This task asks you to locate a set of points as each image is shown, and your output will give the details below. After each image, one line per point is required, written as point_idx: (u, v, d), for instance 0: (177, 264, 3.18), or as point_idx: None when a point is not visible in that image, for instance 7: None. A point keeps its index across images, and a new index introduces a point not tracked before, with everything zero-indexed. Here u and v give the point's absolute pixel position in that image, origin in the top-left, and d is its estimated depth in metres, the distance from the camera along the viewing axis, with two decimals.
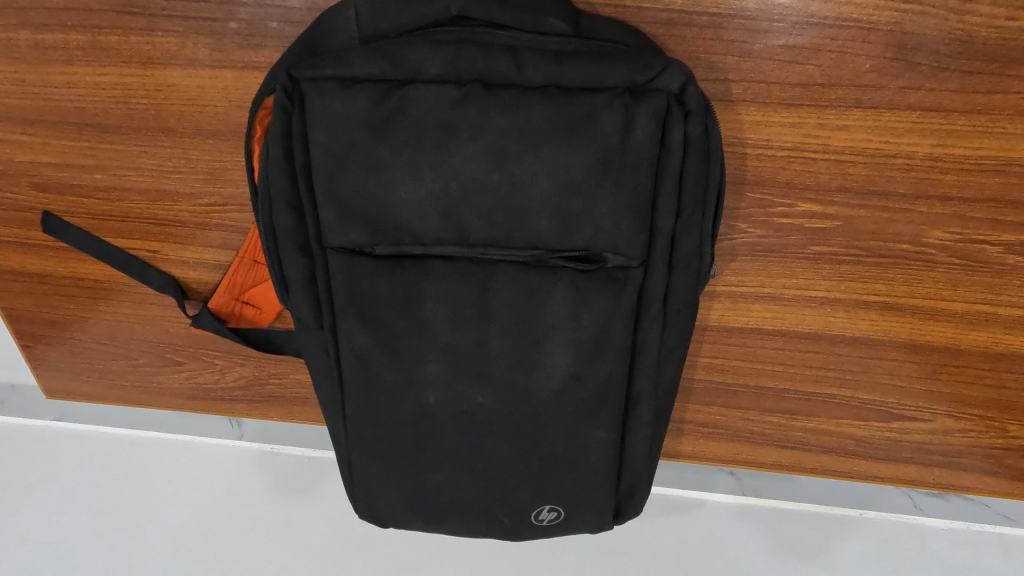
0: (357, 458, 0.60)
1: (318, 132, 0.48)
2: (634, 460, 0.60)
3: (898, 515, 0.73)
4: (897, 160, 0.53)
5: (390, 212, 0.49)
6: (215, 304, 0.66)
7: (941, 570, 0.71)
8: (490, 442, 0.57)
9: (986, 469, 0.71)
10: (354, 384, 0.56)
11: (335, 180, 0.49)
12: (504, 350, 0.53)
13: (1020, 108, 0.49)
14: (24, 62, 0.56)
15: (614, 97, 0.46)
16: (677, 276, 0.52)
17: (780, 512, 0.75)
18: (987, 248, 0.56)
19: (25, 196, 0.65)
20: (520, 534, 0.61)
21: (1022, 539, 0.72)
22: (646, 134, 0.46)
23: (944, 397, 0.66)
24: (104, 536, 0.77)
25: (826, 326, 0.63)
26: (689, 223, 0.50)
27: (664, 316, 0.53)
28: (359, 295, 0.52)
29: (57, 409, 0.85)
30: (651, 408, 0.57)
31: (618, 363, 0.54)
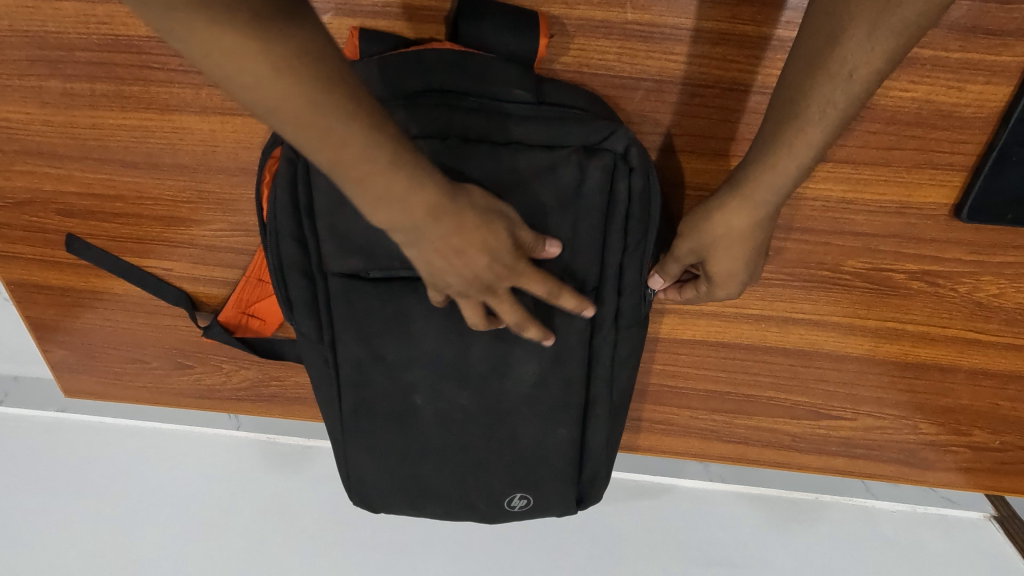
0: (352, 451, 0.68)
1: (319, 179, 0.56)
2: (593, 453, 0.69)
3: (851, 499, 0.85)
4: (815, 202, 0.62)
5: (381, 246, 0.57)
6: (224, 317, 0.73)
7: (886, 546, 0.83)
8: (467, 439, 0.66)
9: (902, 460, 0.82)
10: (350, 388, 0.65)
11: (334, 218, 0.57)
12: (480, 358, 0.61)
13: (914, 161, 0.59)
14: (54, 106, 0.63)
15: (570, 154, 0.54)
16: (626, 300, 0.61)
17: (746, 495, 0.86)
18: (893, 274, 0.66)
19: (51, 221, 0.72)
20: (495, 517, 0.71)
21: (957, 519, 0.85)
22: (598, 183, 0.55)
23: (865, 398, 0.76)
24: (122, 520, 0.87)
25: (761, 339, 0.72)
26: (634, 255, 0.59)
27: (615, 332, 0.63)
28: (355, 314, 0.60)
29: (61, 401, 0.94)
30: (606, 409, 0.66)
31: (577, 370, 0.62)
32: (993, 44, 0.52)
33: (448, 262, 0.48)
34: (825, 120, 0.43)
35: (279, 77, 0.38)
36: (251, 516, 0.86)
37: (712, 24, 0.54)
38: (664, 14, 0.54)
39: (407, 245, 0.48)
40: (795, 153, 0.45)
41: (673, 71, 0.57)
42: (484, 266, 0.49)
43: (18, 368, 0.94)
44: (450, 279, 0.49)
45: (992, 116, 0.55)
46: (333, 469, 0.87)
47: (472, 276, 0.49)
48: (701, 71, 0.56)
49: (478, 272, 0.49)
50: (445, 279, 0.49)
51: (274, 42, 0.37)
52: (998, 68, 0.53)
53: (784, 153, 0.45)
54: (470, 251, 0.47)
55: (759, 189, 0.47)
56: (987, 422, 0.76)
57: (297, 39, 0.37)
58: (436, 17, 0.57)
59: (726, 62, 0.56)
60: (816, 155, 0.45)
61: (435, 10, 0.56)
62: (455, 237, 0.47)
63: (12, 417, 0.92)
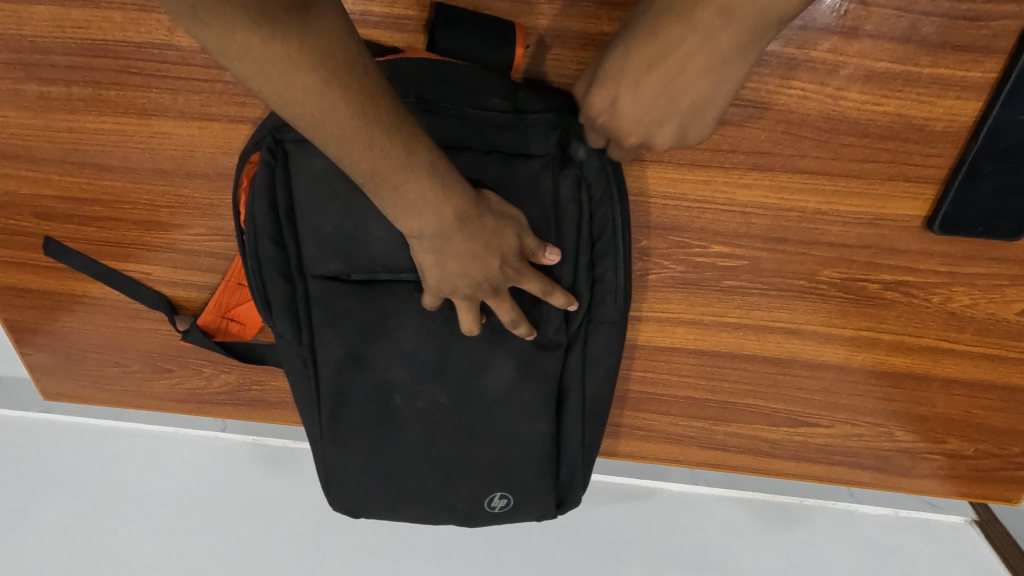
0: (332, 454, 0.68)
1: (299, 182, 0.56)
2: (570, 452, 0.69)
3: (835, 502, 0.86)
4: (791, 213, 0.62)
5: (361, 248, 0.57)
6: (204, 321, 0.73)
7: (869, 548, 0.84)
8: (447, 437, 0.66)
9: (879, 466, 0.82)
10: (328, 388, 0.64)
11: (313, 221, 0.57)
12: (457, 355, 0.61)
13: (887, 174, 0.59)
14: (30, 109, 0.63)
15: (545, 163, 0.55)
16: (602, 294, 0.62)
17: (730, 498, 0.87)
18: (869, 284, 0.66)
19: (29, 224, 0.71)
20: (476, 519, 0.70)
21: (937, 523, 0.86)
22: (570, 193, 0.56)
23: (842, 406, 0.77)
24: (103, 523, 0.86)
25: (739, 347, 0.73)
26: (606, 256, 0.60)
27: (589, 331, 0.63)
28: (334, 314, 0.60)
29: (42, 402, 0.93)
30: (580, 405, 0.66)
31: (554, 367, 0.62)
32: (963, 60, 0.53)
33: (460, 263, 0.49)
34: None
35: (323, 81, 0.38)
36: (234, 518, 0.86)
37: None
38: None
39: (419, 245, 0.49)
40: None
41: None
42: (494, 267, 0.51)
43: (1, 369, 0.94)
44: (462, 280, 0.51)
45: (963, 130, 0.56)
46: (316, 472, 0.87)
47: (482, 277, 0.51)
48: None
49: (488, 272, 0.51)
50: (456, 278, 0.51)
51: (321, 48, 0.38)
52: (968, 84, 0.54)
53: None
54: (484, 253, 0.49)
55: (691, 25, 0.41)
56: (961, 430, 0.77)
57: (342, 45, 0.39)
58: (414, 26, 0.57)
59: None
60: None
61: (413, 19, 0.56)
62: (470, 239, 0.48)
63: None
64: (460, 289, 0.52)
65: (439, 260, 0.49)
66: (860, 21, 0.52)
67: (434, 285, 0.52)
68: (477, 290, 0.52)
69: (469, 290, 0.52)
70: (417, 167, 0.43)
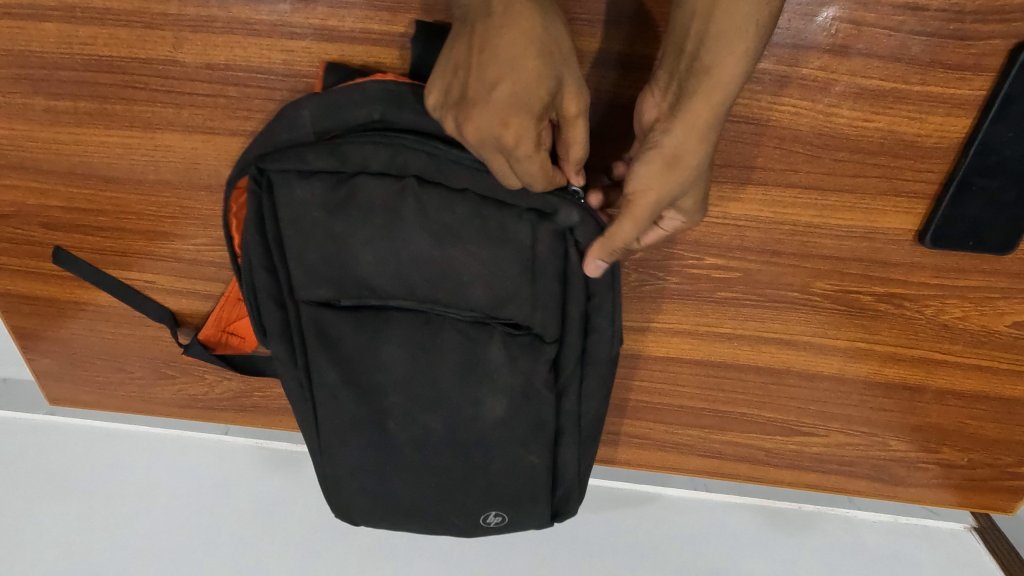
0: (331, 470, 0.69)
1: (287, 213, 0.57)
2: (567, 476, 0.68)
3: (835, 509, 0.87)
4: (785, 226, 0.63)
5: (351, 274, 0.59)
6: (204, 334, 0.74)
7: (868, 556, 0.84)
8: (440, 461, 0.65)
9: (873, 475, 0.83)
10: (323, 411, 0.65)
11: (303, 250, 0.58)
12: (449, 386, 0.61)
13: (879, 188, 0.60)
14: (38, 123, 0.64)
15: (523, 215, 0.54)
16: (592, 339, 0.60)
17: (730, 504, 0.88)
18: (861, 296, 0.67)
19: (36, 233, 0.73)
20: (471, 533, 0.70)
21: (936, 530, 0.86)
22: (551, 246, 0.55)
23: (837, 416, 0.78)
24: (103, 526, 0.86)
25: (734, 357, 0.74)
26: (599, 304, 0.58)
27: (582, 373, 0.62)
28: (328, 340, 0.61)
29: (48, 404, 0.95)
30: (575, 438, 0.65)
31: (544, 408, 0.61)
32: (952, 78, 0.54)
33: (489, 72, 0.43)
34: (731, 17, 0.43)
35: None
36: (235, 518, 0.87)
37: None
38: (634, 45, 0.55)
39: (459, 53, 0.45)
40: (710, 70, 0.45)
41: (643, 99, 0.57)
42: (521, 94, 0.43)
43: (9, 371, 0.96)
44: (488, 94, 0.43)
45: (953, 146, 0.57)
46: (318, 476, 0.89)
47: (506, 90, 0.43)
48: None
49: (517, 88, 0.43)
50: (478, 88, 0.44)
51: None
52: (958, 101, 0.55)
53: (711, 82, 0.45)
54: (520, 74, 0.43)
55: (704, 122, 0.45)
56: (955, 440, 0.78)
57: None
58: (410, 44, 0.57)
59: None
60: (738, 51, 0.44)
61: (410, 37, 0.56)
62: (515, 42, 0.43)
63: (4, 419, 0.93)
64: (475, 115, 0.44)
65: (469, 63, 0.44)
66: (850, 40, 0.53)
67: (450, 108, 0.47)
68: (493, 114, 0.43)
69: (485, 116, 0.44)
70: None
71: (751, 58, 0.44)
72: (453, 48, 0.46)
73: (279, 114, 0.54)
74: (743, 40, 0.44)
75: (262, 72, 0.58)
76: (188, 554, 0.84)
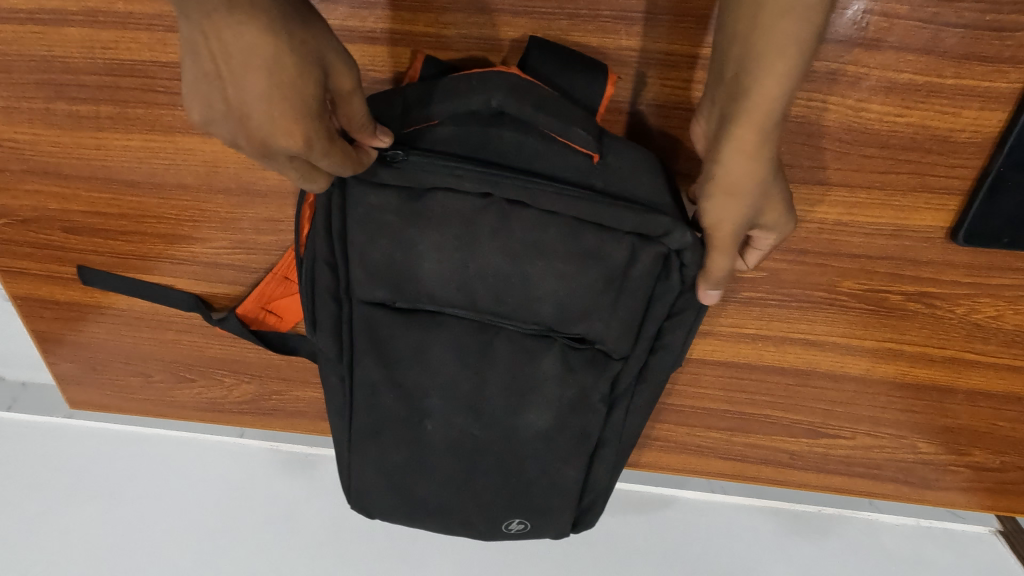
0: (356, 464, 0.67)
1: (356, 214, 0.54)
2: (596, 489, 0.68)
3: (854, 512, 0.85)
4: (811, 224, 0.62)
5: (414, 281, 0.56)
6: (243, 309, 0.72)
7: (889, 559, 0.83)
8: (474, 466, 0.64)
9: (901, 478, 0.81)
10: (360, 408, 0.63)
11: (365, 250, 0.55)
12: (497, 394, 0.60)
13: (911, 185, 0.59)
14: (60, 127, 0.64)
15: (624, 237, 0.52)
16: (655, 358, 0.60)
17: (746, 507, 0.86)
18: (890, 296, 0.66)
19: (57, 238, 0.73)
20: (488, 536, 0.70)
21: (960, 534, 0.84)
22: (648, 268, 0.53)
23: (863, 417, 0.76)
24: (122, 526, 0.87)
25: (758, 358, 0.72)
26: (672, 325, 0.58)
27: (632, 389, 0.61)
28: (379, 340, 0.59)
29: (66, 408, 0.95)
30: (614, 454, 0.65)
31: (592, 421, 0.61)
32: (987, 71, 0.52)
33: (254, 83, 0.41)
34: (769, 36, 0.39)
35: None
36: (252, 522, 0.87)
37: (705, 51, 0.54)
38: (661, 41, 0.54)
39: (201, 65, 0.41)
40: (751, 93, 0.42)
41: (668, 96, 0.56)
42: (298, 98, 0.42)
43: (27, 375, 0.96)
44: (269, 100, 0.41)
45: (988, 141, 0.55)
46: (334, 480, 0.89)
47: (290, 90, 0.41)
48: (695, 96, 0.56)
49: (297, 86, 0.42)
50: (258, 97, 0.41)
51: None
52: (992, 95, 0.53)
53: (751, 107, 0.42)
54: (289, 72, 0.41)
55: (757, 151, 0.43)
56: (986, 442, 0.76)
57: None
58: (432, 43, 0.56)
59: None
60: (781, 66, 0.40)
61: (431, 36, 0.55)
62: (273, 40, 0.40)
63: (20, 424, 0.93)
64: (276, 124, 0.42)
65: (224, 73, 0.41)
66: (882, 33, 0.52)
67: (229, 130, 0.43)
68: (285, 126, 0.42)
69: (287, 122, 0.42)
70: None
71: (800, 72, 0.40)
72: (195, 61, 0.41)
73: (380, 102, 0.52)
74: (786, 58, 0.39)
75: None
76: (207, 553, 0.85)
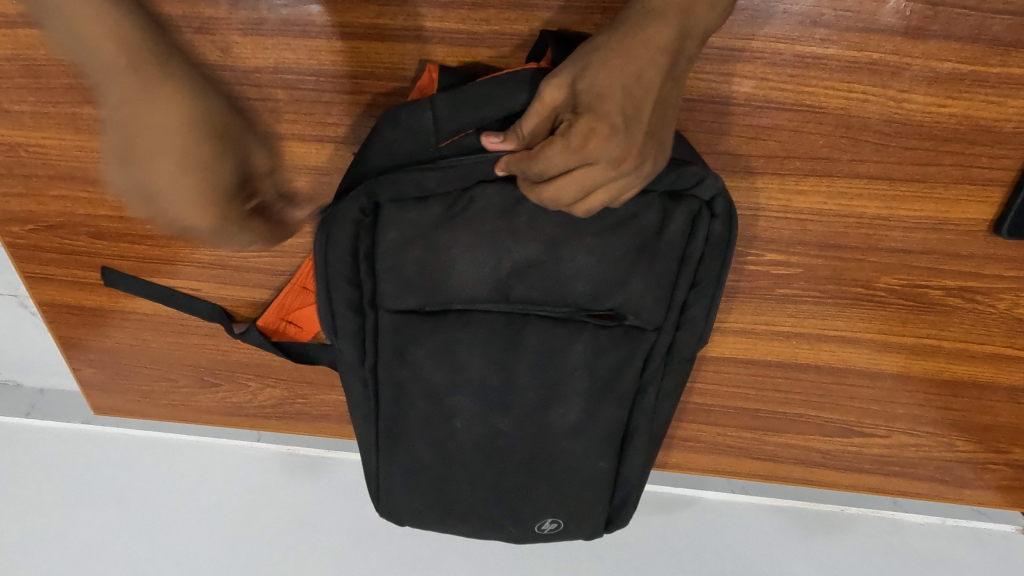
0: (387, 471, 0.66)
1: (388, 226, 0.53)
2: (629, 480, 0.66)
3: (877, 511, 0.83)
4: (849, 219, 0.61)
5: (446, 281, 0.55)
6: (264, 321, 0.72)
7: (915, 560, 0.81)
8: (506, 462, 0.63)
9: (937, 477, 0.80)
10: (388, 412, 0.62)
11: (398, 260, 0.54)
12: (528, 384, 0.58)
13: (953, 177, 0.57)
14: (87, 132, 0.64)
15: (654, 199, 0.53)
16: (683, 333, 0.58)
17: (765, 508, 0.84)
18: (930, 291, 0.64)
19: (83, 243, 0.73)
20: (524, 539, 0.68)
21: (987, 533, 0.82)
22: (679, 229, 0.53)
23: (899, 416, 0.74)
24: (138, 531, 0.87)
25: (792, 356, 0.71)
26: (702, 293, 0.56)
27: (665, 367, 0.60)
28: (409, 344, 0.57)
29: (85, 413, 0.94)
30: (645, 440, 0.63)
31: (624, 401, 0.60)
32: None
33: (159, 162, 0.40)
34: None
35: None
36: (276, 527, 0.86)
37: (745, 43, 0.52)
38: None
39: (113, 138, 0.40)
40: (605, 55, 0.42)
41: (706, 89, 0.55)
42: (205, 182, 0.41)
43: (47, 381, 0.95)
44: (163, 178, 0.40)
45: None
46: (346, 482, 0.88)
47: (184, 169, 0.40)
48: (733, 88, 0.54)
49: (192, 163, 0.40)
50: (150, 171, 0.40)
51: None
52: None
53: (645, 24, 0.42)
54: (186, 149, 0.40)
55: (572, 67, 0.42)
56: None
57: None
58: (464, 40, 0.55)
59: (759, 80, 0.54)
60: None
61: (463, 33, 0.54)
62: (166, 116, 0.39)
63: (41, 430, 0.92)
64: (171, 199, 0.41)
65: (123, 146, 0.40)
66: (925, 21, 0.50)
67: (135, 198, 0.42)
68: (184, 202, 0.41)
69: (181, 200, 0.41)
70: (113, 35, 0.38)
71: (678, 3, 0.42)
72: (113, 137, 0.41)
73: (399, 121, 0.50)
74: None
75: (312, 74, 0.58)
76: (225, 558, 0.85)
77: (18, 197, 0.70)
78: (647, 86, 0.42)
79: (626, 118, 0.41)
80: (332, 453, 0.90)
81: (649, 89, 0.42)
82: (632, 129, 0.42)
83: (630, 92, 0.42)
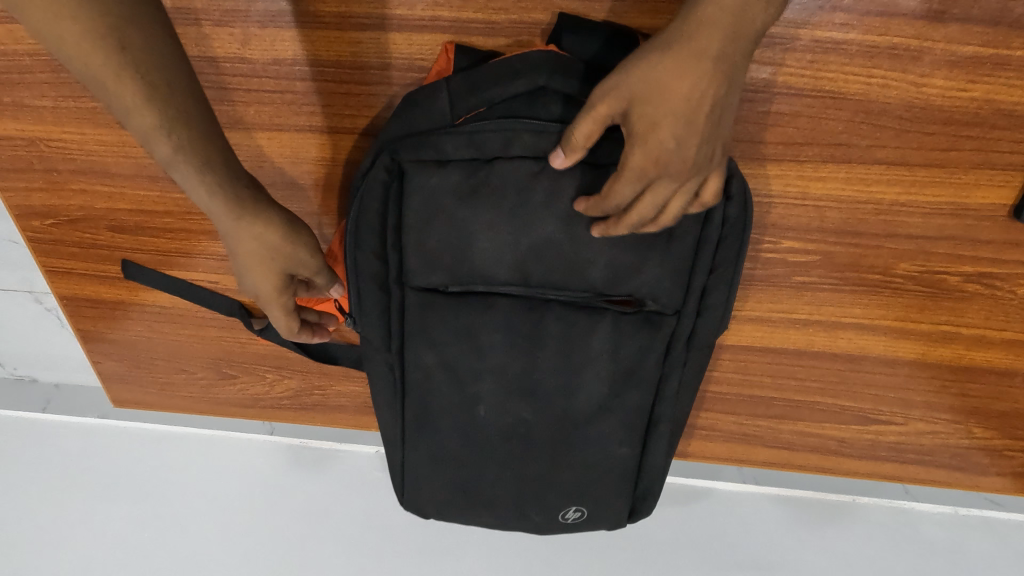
0: (412, 460, 0.66)
1: (413, 200, 0.54)
2: (652, 469, 0.67)
3: (890, 501, 0.83)
4: (867, 205, 0.61)
5: (466, 259, 0.55)
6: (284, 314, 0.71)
7: (929, 550, 0.81)
8: (529, 451, 0.63)
9: (954, 464, 0.80)
10: (412, 399, 0.63)
11: (422, 235, 0.54)
12: (550, 371, 0.59)
13: (973, 162, 0.57)
14: (106, 125, 0.64)
15: None
16: (703, 319, 0.58)
17: (779, 496, 0.84)
18: (948, 277, 0.64)
19: (103, 237, 0.74)
20: (549, 529, 0.69)
21: (1003, 522, 0.82)
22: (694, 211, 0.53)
23: (915, 403, 0.74)
24: (155, 526, 0.88)
25: (808, 344, 0.71)
26: (721, 278, 0.57)
27: (686, 353, 0.60)
28: (429, 327, 0.58)
29: (101, 407, 0.95)
30: (669, 427, 0.64)
31: (645, 388, 0.60)
32: None
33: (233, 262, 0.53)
34: None
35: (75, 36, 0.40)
36: (291, 518, 0.87)
37: None
38: None
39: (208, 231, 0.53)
40: (655, 79, 0.41)
41: None
42: (264, 281, 0.54)
43: (66, 377, 0.96)
44: (239, 273, 0.54)
45: None
46: (361, 473, 0.89)
47: (251, 274, 0.53)
48: (752, 74, 0.54)
49: (256, 270, 0.53)
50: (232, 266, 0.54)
51: (127, 22, 0.41)
52: None
53: (689, 37, 0.40)
54: (251, 258, 0.52)
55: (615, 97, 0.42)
56: None
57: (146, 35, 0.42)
58: (482, 29, 0.55)
59: (778, 66, 0.54)
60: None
61: (480, 22, 0.54)
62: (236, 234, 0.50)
63: (59, 424, 0.93)
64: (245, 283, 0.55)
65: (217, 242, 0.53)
66: (946, 4, 0.50)
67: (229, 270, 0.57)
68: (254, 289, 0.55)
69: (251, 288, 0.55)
70: (196, 184, 0.47)
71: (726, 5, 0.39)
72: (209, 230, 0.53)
73: (416, 100, 0.52)
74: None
75: (329, 66, 0.58)
76: (241, 551, 0.86)
77: (38, 191, 0.71)
78: (700, 103, 0.41)
79: (678, 140, 0.42)
80: (347, 445, 0.90)
81: (700, 105, 0.41)
82: (685, 147, 0.42)
83: (682, 114, 0.41)
